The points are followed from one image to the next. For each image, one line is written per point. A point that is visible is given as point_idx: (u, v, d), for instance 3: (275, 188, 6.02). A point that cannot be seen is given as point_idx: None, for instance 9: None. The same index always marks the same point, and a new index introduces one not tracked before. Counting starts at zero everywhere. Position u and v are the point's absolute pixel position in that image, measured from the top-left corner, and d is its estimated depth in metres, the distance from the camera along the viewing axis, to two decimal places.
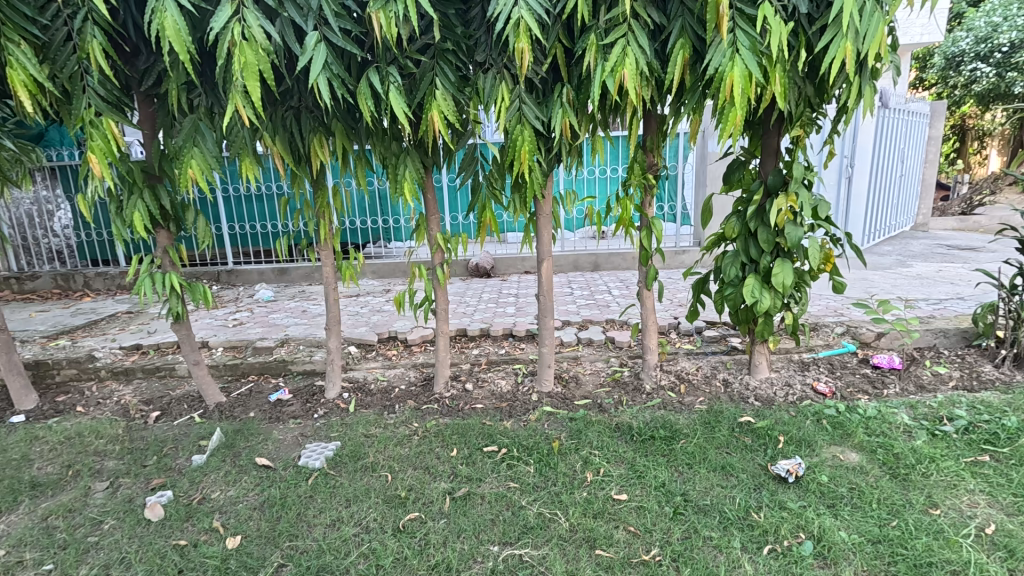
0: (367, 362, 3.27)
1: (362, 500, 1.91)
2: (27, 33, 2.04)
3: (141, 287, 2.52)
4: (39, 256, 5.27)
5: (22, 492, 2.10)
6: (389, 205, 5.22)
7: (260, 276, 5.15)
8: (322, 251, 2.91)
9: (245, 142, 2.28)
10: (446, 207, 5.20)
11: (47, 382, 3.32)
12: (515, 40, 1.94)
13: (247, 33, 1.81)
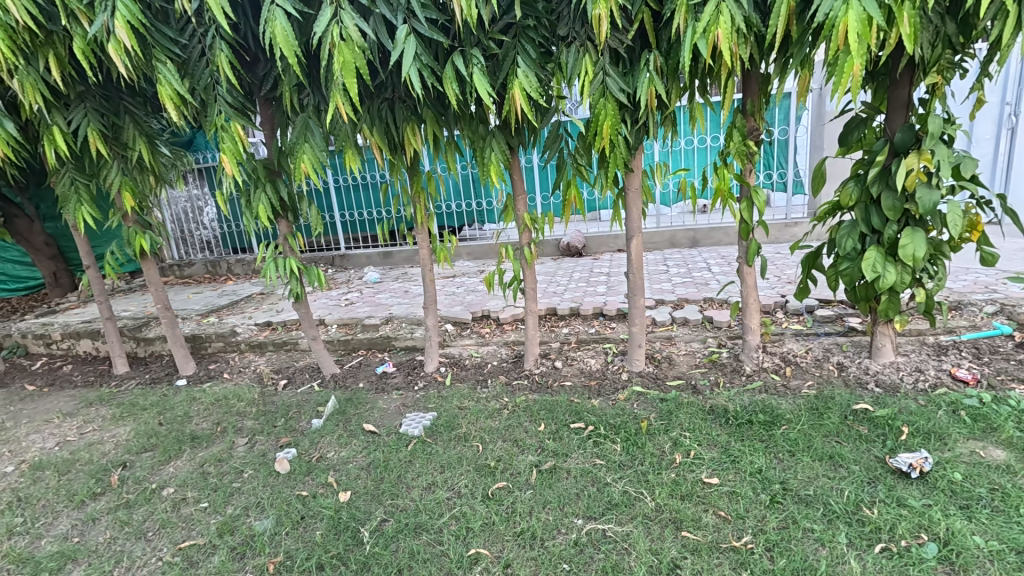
0: (462, 339, 3.44)
1: (456, 467, 2.04)
2: (171, 52, 2.38)
3: (267, 271, 2.87)
4: (193, 246, 6.16)
5: (185, 442, 2.52)
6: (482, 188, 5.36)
7: (368, 259, 5.59)
8: (419, 234, 3.09)
9: (347, 134, 2.47)
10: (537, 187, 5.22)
11: (202, 352, 3.92)
12: (593, 7, 1.90)
13: (345, 34, 1.95)
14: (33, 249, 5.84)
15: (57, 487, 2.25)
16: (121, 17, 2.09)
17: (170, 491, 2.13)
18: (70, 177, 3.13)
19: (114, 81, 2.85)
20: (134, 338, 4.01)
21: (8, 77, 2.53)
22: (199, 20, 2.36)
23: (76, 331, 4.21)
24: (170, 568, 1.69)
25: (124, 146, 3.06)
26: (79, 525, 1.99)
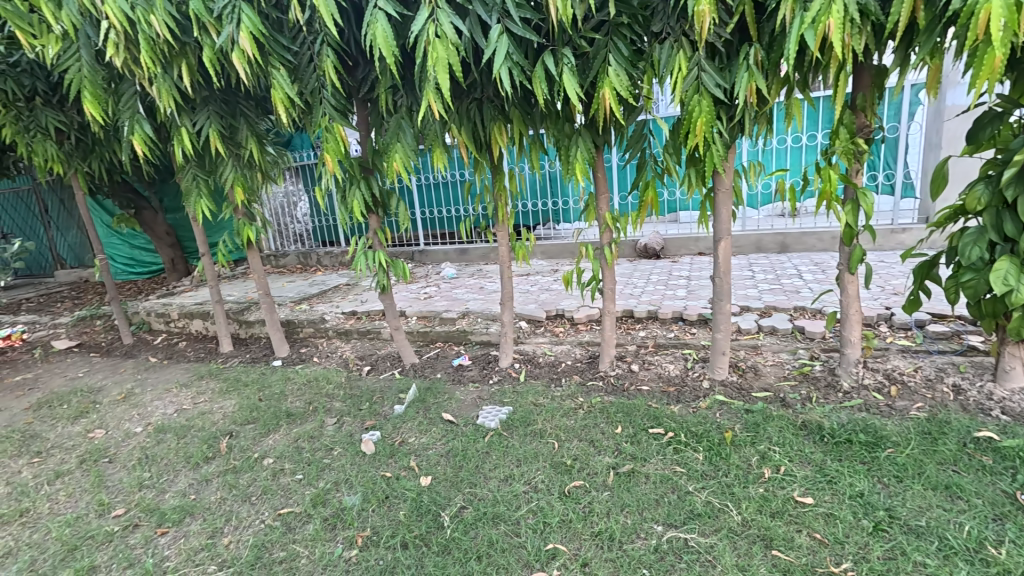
0: (537, 337, 3.47)
1: (532, 462, 2.06)
2: (285, 59, 2.59)
3: (358, 263, 3.05)
4: (288, 239, 6.68)
5: (282, 418, 2.74)
6: (560, 188, 5.36)
7: (445, 256, 5.77)
8: (499, 232, 3.14)
9: (437, 134, 2.57)
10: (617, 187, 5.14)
11: (295, 336, 4.23)
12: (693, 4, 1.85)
13: (439, 31, 2.02)
14: (156, 237, 6.56)
15: (176, 449, 2.53)
16: (245, 28, 2.30)
17: (270, 462, 2.32)
18: (193, 173, 3.50)
19: (234, 87, 3.14)
20: (238, 320, 4.40)
21: (148, 84, 2.86)
22: (309, 29, 2.55)
23: (190, 311, 4.70)
24: (272, 530, 1.83)
25: (238, 145, 3.36)
26: (195, 484, 2.22)
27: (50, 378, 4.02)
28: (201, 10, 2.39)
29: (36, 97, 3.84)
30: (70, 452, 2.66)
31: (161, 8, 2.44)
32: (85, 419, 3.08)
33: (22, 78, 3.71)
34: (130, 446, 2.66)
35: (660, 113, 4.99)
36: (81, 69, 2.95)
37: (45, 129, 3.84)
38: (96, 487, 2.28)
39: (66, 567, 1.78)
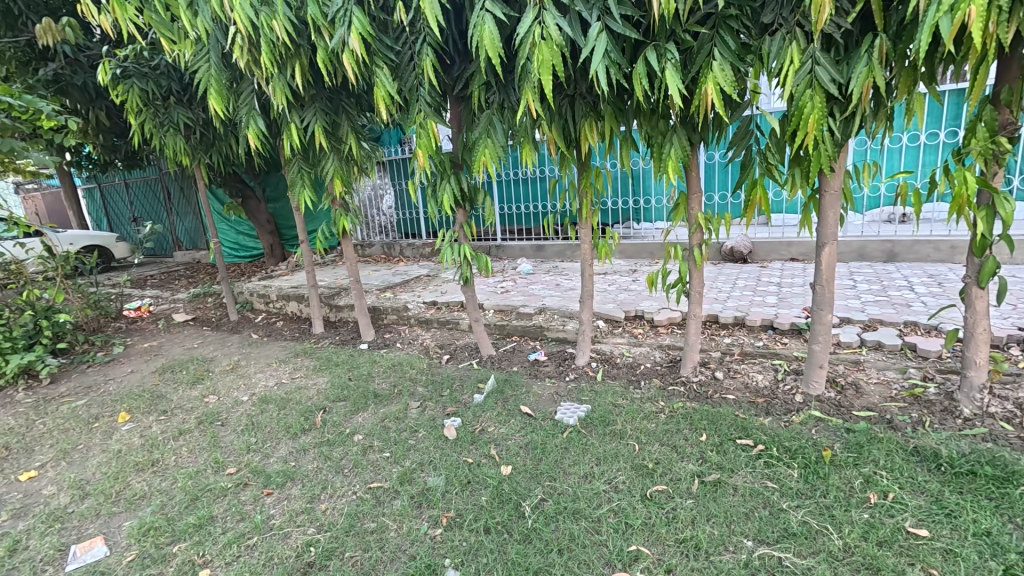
0: (615, 337, 3.42)
1: (612, 462, 2.04)
2: (388, 58, 2.73)
3: (444, 254, 3.17)
4: (374, 230, 7.04)
5: (370, 398, 2.91)
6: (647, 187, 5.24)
7: (522, 251, 5.82)
8: (582, 229, 3.12)
9: (527, 130, 2.60)
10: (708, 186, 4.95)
11: (379, 322, 4.46)
12: None
13: (545, 33, 2.04)
14: (259, 224, 7.11)
15: (277, 419, 2.76)
16: (355, 30, 2.45)
17: (360, 438, 2.47)
18: (298, 166, 3.78)
19: (339, 85, 3.36)
20: (329, 304, 4.71)
21: (266, 84, 3.12)
22: (412, 29, 2.67)
23: (287, 294, 5.09)
24: (364, 502, 1.96)
25: (339, 140, 3.59)
26: (294, 452, 2.41)
27: (172, 347, 4.52)
28: (316, 14, 2.56)
29: (170, 96, 4.32)
30: (189, 414, 2.98)
31: (282, 13, 2.64)
32: (201, 385, 3.44)
33: (159, 79, 4.18)
34: (238, 412, 2.94)
35: (763, 107, 4.75)
36: (210, 70, 3.27)
37: (175, 124, 4.30)
38: (212, 446, 2.54)
39: (190, 514, 2.01)
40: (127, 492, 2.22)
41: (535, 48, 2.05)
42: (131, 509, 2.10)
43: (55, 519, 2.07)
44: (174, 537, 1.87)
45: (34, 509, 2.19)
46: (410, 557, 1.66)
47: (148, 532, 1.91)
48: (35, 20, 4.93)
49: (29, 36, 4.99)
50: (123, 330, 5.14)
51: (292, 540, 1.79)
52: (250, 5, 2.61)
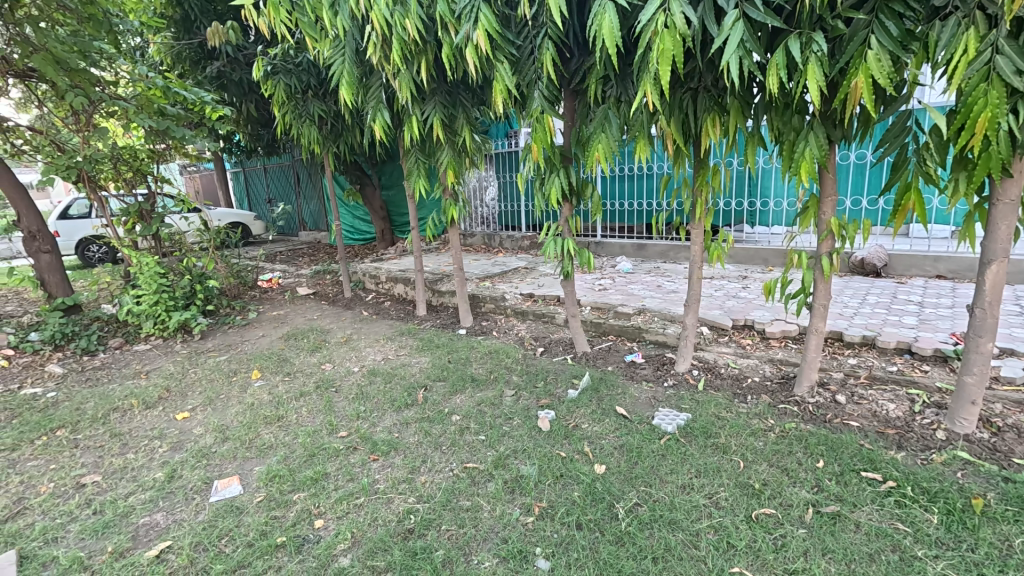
0: (720, 345, 3.23)
1: (713, 476, 1.94)
2: (509, 52, 2.78)
3: (547, 247, 3.19)
4: (476, 221, 7.28)
5: (468, 381, 3.02)
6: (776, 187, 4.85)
7: (622, 249, 5.68)
8: (693, 230, 2.96)
9: (643, 125, 2.51)
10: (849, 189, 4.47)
11: (478, 310, 4.60)
12: None
13: (669, 22, 1.92)
14: (373, 210, 7.65)
15: (383, 391, 2.96)
16: (481, 25, 2.52)
17: (457, 418, 2.58)
18: (415, 157, 4.00)
19: (458, 80, 3.49)
20: (432, 289, 4.95)
21: (393, 79, 3.33)
22: (535, 23, 2.70)
23: (395, 276, 5.43)
24: (460, 480, 2.04)
25: (455, 133, 3.74)
26: (398, 424, 2.58)
27: (296, 316, 5.03)
28: (445, 11, 2.67)
29: (308, 90, 4.76)
30: (309, 378, 3.31)
31: (414, 12, 2.79)
32: (319, 353, 3.80)
33: (301, 75, 4.63)
34: (350, 381, 3.20)
35: (930, 101, 4.16)
36: (344, 65, 3.55)
37: (311, 116, 4.73)
38: (327, 410, 2.79)
39: (308, 468, 2.22)
40: (257, 441, 2.51)
41: (658, 39, 1.94)
42: (261, 456, 2.38)
43: (203, 456, 2.40)
44: (295, 486, 2.09)
45: (186, 444, 2.55)
46: (502, 540, 1.70)
47: (274, 479, 2.14)
48: (206, 25, 5.70)
49: (201, 38, 5.76)
50: (257, 298, 5.81)
51: (394, 505, 1.92)
52: (386, 5, 2.78)
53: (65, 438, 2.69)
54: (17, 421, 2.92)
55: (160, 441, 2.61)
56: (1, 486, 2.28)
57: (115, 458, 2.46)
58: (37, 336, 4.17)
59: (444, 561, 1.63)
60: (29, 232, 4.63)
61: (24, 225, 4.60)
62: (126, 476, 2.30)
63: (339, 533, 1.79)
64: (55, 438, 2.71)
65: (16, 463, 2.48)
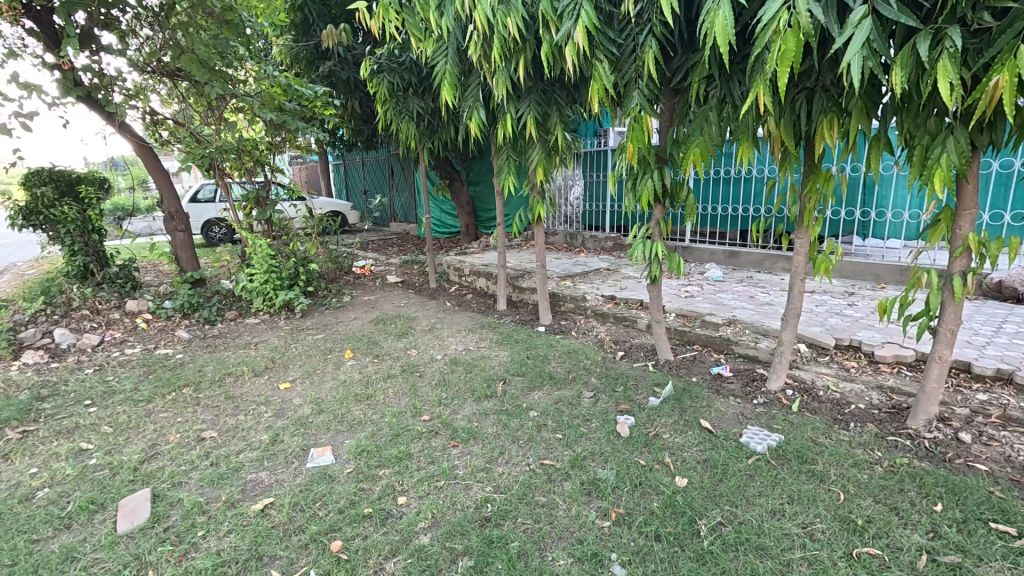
0: (819, 365, 2.98)
1: (808, 505, 1.81)
2: (609, 51, 2.73)
3: (635, 250, 3.11)
4: (560, 219, 7.27)
5: (547, 379, 3.03)
6: (906, 195, 4.35)
7: (712, 256, 5.42)
8: (798, 239, 2.74)
9: (748, 126, 2.36)
10: (994, 202, 3.93)
11: (557, 308, 4.60)
12: None
13: (793, 21, 1.73)
14: (460, 205, 7.89)
15: (464, 381, 3.06)
16: (583, 23, 2.50)
17: (535, 414, 2.60)
18: (506, 154, 4.07)
19: (554, 78, 3.50)
20: (513, 285, 5.01)
21: (490, 77, 3.39)
22: (637, 21, 2.64)
23: (478, 270, 5.56)
24: (536, 475, 2.06)
25: (547, 131, 3.76)
26: (477, 414, 2.65)
27: (385, 302, 5.32)
28: (548, 10, 2.68)
29: (410, 88, 4.98)
30: (395, 361, 3.49)
31: (517, 11, 2.83)
32: (405, 339, 3.99)
33: (404, 73, 4.85)
34: (433, 367, 3.35)
35: None
36: (446, 65, 3.68)
37: (410, 112, 4.95)
38: (412, 393, 2.93)
39: (393, 446, 2.34)
40: (349, 416, 2.69)
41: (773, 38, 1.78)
42: (352, 431, 2.54)
43: (301, 425, 2.62)
44: (381, 462, 2.22)
45: (288, 412, 2.80)
46: (578, 540, 1.70)
47: (363, 453, 2.29)
48: (322, 27, 6.17)
49: (316, 40, 6.25)
50: (351, 283, 6.21)
51: (473, 492, 1.98)
52: (490, 6, 2.85)
53: (189, 395, 3.05)
54: (153, 377, 3.35)
55: (265, 407, 2.88)
56: (140, 432, 2.62)
57: (229, 418, 2.75)
58: (169, 304, 4.75)
59: (519, 553, 1.65)
60: (169, 213, 5.28)
61: (165, 206, 5.25)
62: (238, 435, 2.56)
63: (420, 512, 1.87)
64: (181, 395, 3.08)
65: (151, 413, 2.84)
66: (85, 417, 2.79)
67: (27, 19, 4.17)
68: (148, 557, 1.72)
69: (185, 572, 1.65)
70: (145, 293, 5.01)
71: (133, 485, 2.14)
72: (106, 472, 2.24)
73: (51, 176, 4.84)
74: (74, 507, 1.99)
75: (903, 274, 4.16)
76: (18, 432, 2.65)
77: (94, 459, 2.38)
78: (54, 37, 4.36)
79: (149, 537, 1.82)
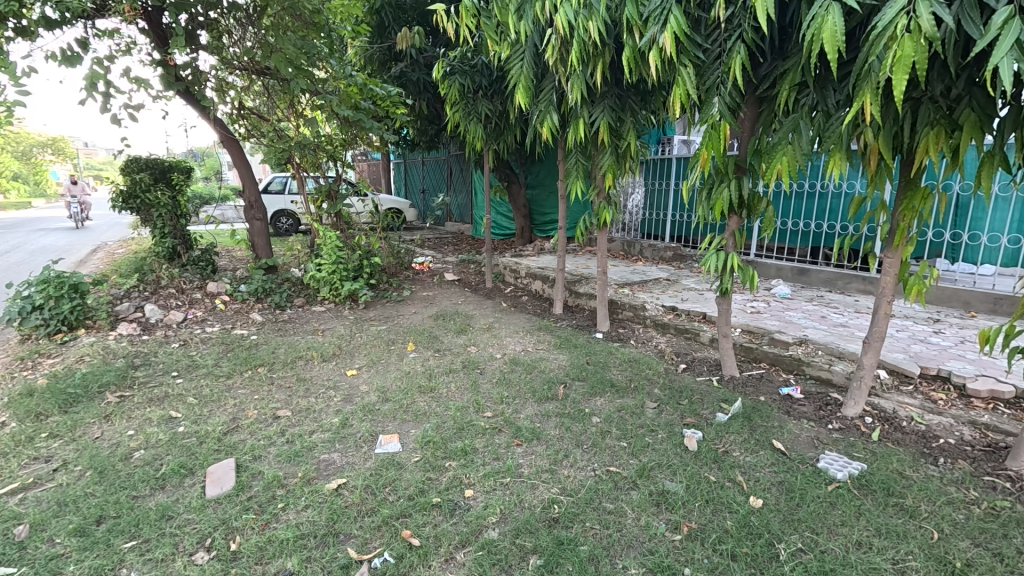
0: (902, 394, 2.78)
1: (898, 540, 1.70)
2: (695, 56, 2.67)
3: (707, 260, 3.02)
4: (618, 226, 7.19)
5: (608, 386, 3.00)
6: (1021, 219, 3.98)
7: (779, 272, 5.22)
8: (886, 259, 2.54)
9: (841, 138, 2.22)
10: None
11: (615, 316, 4.52)
12: None
13: (913, 25, 1.59)
14: (517, 207, 7.94)
15: (526, 381, 3.08)
16: (670, 28, 2.44)
17: (598, 420, 2.57)
18: (575, 158, 4.05)
19: (631, 84, 3.46)
20: (570, 290, 4.99)
21: (565, 81, 3.38)
22: (727, 26, 2.57)
23: (534, 272, 5.57)
24: (602, 481, 2.04)
25: (619, 136, 3.71)
26: (539, 415, 2.66)
27: (443, 299, 5.42)
28: (633, 15, 2.65)
29: (479, 90, 5.06)
30: (456, 357, 3.56)
31: (599, 15, 2.81)
32: (464, 335, 4.06)
33: (475, 75, 4.94)
34: (493, 365, 3.38)
35: None
36: (521, 68, 3.70)
37: (479, 114, 5.02)
38: (474, 389, 2.98)
39: (458, 439, 2.39)
40: (414, 407, 2.76)
41: (894, 41, 1.63)
42: (417, 421, 2.61)
43: (369, 411, 2.71)
44: (447, 454, 2.26)
45: (356, 398, 2.90)
46: (648, 551, 1.67)
47: (429, 444, 2.34)
48: (397, 30, 6.43)
49: (391, 42, 6.49)
50: (410, 278, 6.37)
51: (539, 492, 1.98)
52: (572, 9, 2.85)
53: (264, 374, 3.22)
54: (232, 355, 3.56)
55: (334, 391, 3.00)
56: (221, 405, 2.79)
57: (302, 399, 2.88)
58: (245, 288, 5.04)
59: (589, 557, 1.64)
60: (249, 203, 5.59)
61: (246, 196, 5.57)
62: (310, 416, 2.68)
63: (488, 506, 1.89)
64: (257, 373, 3.26)
65: (230, 389, 3.02)
66: (173, 387, 3.00)
67: (141, 18, 4.53)
68: (234, 523, 1.82)
69: (268, 540, 1.74)
70: (223, 276, 5.32)
71: (218, 454, 2.28)
72: (194, 439, 2.41)
73: (147, 163, 5.22)
74: (167, 470, 2.14)
75: (997, 304, 3.83)
76: (116, 397, 2.88)
77: (182, 426, 2.55)
78: (161, 36, 4.72)
79: (234, 504, 1.93)
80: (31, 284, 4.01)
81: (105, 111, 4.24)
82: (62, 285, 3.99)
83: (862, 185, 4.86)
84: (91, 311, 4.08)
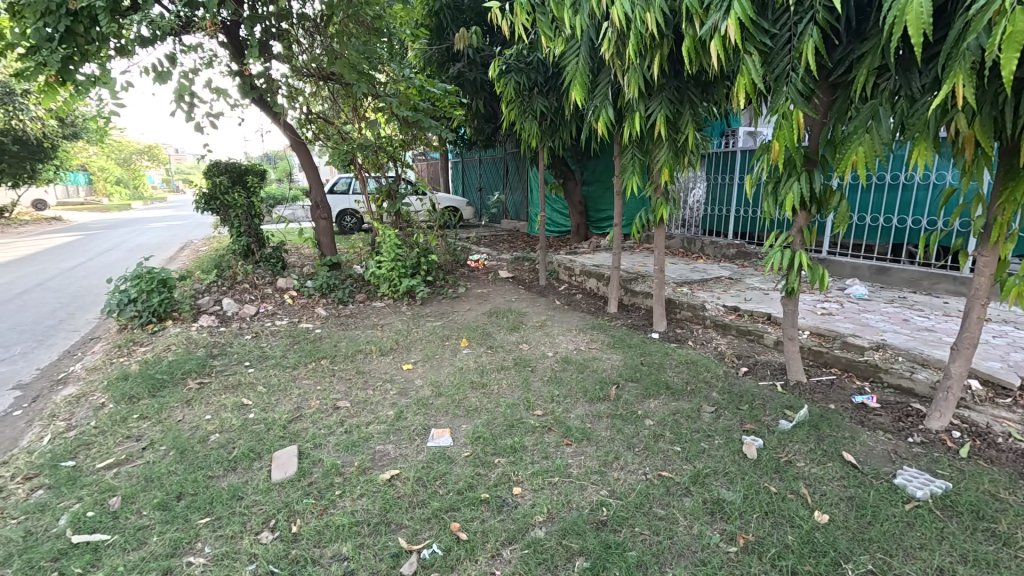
0: (998, 407, 2.51)
1: (987, 570, 1.54)
2: (762, 43, 2.51)
3: (771, 259, 2.84)
4: (678, 222, 6.95)
5: (663, 388, 2.91)
6: None
7: (854, 271, 4.86)
8: (979, 257, 2.28)
9: (929, 124, 2.02)
10: None
11: (673, 315, 4.38)
12: None
13: None
14: (573, 204, 7.86)
15: (578, 380, 3.05)
16: (735, 15, 2.31)
17: (651, 423, 2.50)
18: (632, 153, 3.95)
19: (691, 75, 3.33)
20: (626, 288, 4.88)
21: (622, 74, 3.29)
22: (798, 9, 2.42)
23: (589, 270, 5.50)
24: (654, 486, 1.99)
25: (678, 130, 3.59)
26: (590, 415, 2.63)
27: (496, 296, 5.47)
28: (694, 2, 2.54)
29: (535, 87, 5.04)
30: (509, 354, 3.58)
31: (657, 5, 2.71)
32: (517, 333, 4.08)
33: (531, 73, 4.92)
34: (545, 364, 3.37)
35: None
36: (577, 63, 3.65)
37: (534, 112, 5.00)
38: (525, 387, 2.98)
39: (507, 437, 2.40)
40: (465, 402, 2.80)
41: (1003, 16, 1.46)
42: (468, 416, 2.65)
43: (422, 405, 2.78)
44: (497, 450, 2.28)
45: (410, 392, 2.99)
46: (700, 561, 1.61)
47: (479, 439, 2.38)
48: (455, 31, 6.52)
49: (449, 43, 6.59)
50: (465, 275, 6.47)
51: (588, 493, 1.96)
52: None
53: (327, 366, 3.39)
54: (298, 347, 3.77)
55: (391, 384, 3.11)
56: (287, 395, 2.96)
57: (360, 391, 3.01)
58: (311, 284, 5.32)
59: (637, 562, 1.61)
60: (315, 203, 5.89)
61: (313, 197, 5.86)
62: (367, 408, 2.78)
63: (535, 505, 1.90)
64: (320, 365, 3.44)
65: (296, 379, 3.21)
66: (245, 376, 3.23)
67: (222, 33, 4.89)
68: (296, 507, 1.93)
69: (326, 525, 1.83)
70: (292, 272, 5.64)
71: (283, 441, 2.43)
72: (263, 426, 2.57)
73: (226, 167, 5.61)
74: (238, 453, 2.31)
75: None
76: (196, 383, 3.13)
77: (252, 413, 2.73)
78: (238, 48, 5.07)
79: (296, 489, 2.05)
80: (127, 278, 4.43)
81: (190, 119, 4.60)
82: (153, 280, 4.38)
83: (954, 176, 4.41)
84: (177, 304, 4.45)
